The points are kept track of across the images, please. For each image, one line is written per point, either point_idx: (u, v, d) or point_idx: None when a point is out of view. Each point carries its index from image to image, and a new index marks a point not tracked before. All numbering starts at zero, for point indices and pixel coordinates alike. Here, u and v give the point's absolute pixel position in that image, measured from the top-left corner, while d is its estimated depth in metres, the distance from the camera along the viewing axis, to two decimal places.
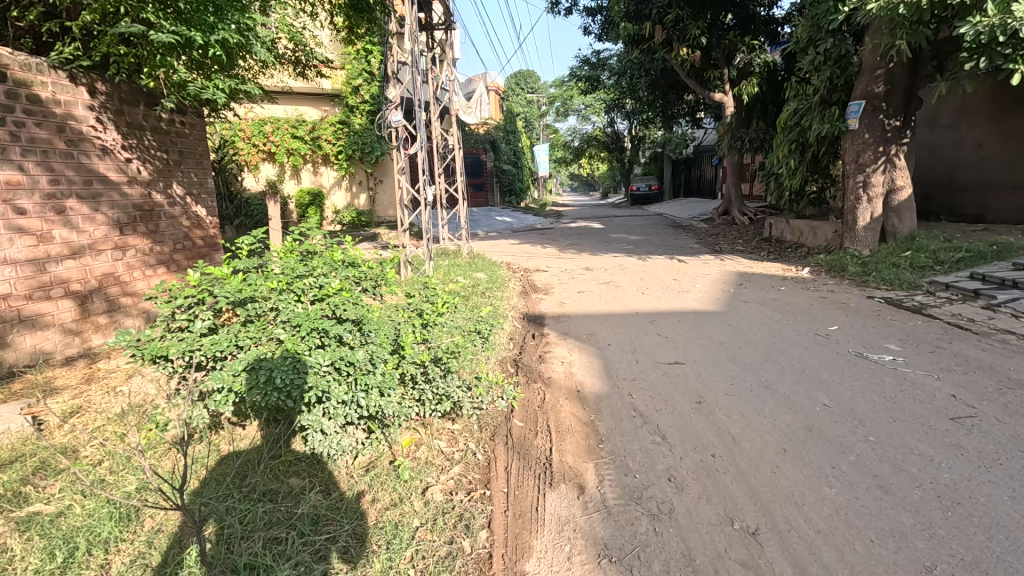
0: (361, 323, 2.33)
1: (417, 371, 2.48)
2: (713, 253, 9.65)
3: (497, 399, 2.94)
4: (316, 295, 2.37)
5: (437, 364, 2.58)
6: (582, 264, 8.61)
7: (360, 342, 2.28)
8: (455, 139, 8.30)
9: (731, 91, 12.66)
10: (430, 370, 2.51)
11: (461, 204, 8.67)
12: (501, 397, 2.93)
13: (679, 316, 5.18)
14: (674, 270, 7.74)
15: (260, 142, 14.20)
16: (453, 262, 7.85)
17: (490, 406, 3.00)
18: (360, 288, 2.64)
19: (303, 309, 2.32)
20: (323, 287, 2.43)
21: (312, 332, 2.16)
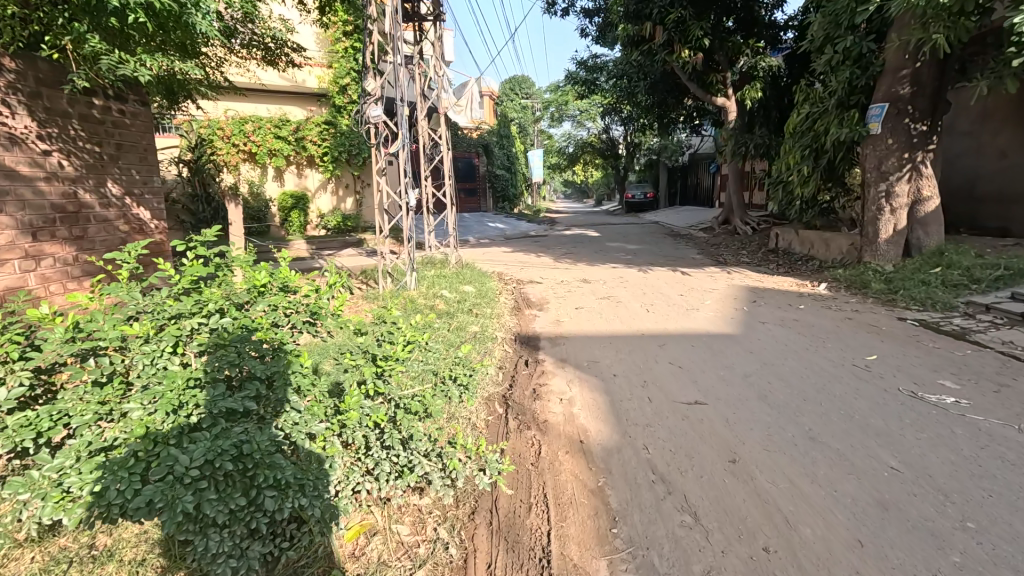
0: (271, 382, 1.81)
1: (372, 435, 2.04)
2: (717, 264, 9.09)
3: (478, 474, 2.25)
4: (202, 345, 1.80)
5: (396, 426, 2.10)
6: (579, 276, 8.01)
7: (273, 410, 1.80)
8: (444, 138, 7.66)
9: (734, 96, 12.17)
10: (386, 434, 2.05)
11: (451, 209, 8.04)
12: (482, 472, 2.24)
13: (692, 339, 4.57)
14: (678, 284, 7.16)
15: (240, 142, 13.45)
16: (440, 272, 7.23)
17: (467, 481, 2.26)
18: (283, 324, 2.07)
19: (178, 365, 1.79)
20: (218, 332, 1.87)
21: (178, 409, 1.59)
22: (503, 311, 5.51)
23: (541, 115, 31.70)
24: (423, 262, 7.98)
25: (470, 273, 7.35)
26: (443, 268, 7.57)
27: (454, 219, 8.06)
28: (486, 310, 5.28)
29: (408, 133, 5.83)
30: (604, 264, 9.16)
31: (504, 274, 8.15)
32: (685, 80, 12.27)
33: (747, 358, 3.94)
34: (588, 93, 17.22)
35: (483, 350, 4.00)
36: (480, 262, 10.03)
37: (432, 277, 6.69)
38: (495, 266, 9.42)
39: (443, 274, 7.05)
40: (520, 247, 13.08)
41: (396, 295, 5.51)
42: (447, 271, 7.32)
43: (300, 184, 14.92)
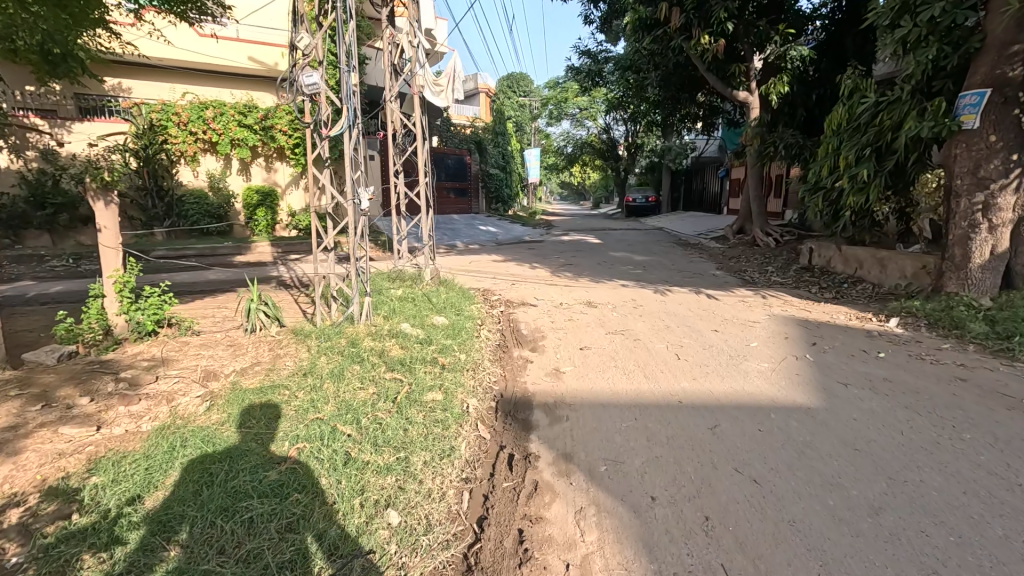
0: None
1: None
2: (744, 283, 7.71)
3: None
4: None
5: None
6: (582, 297, 6.60)
7: None
8: (420, 125, 6.19)
9: (757, 90, 10.79)
10: None
11: (425, 213, 6.59)
12: None
13: (754, 411, 3.14)
14: (707, 313, 5.74)
15: (199, 129, 11.87)
16: (409, 291, 5.78)
17: None
18: None
19: None
20: None
21: None
22: (483, 356, 4.06)
23: (538, 113, 30.22)
24: (391, 276, 6.53)
25: (447, 294, 5.91)
26: (414, 285, 6.13)
27: (429, 225, 6.61)
28: (459, 356, 3.84)
29: (358, 114, 4.34)
30: (610, 281, 7.76)
31: (490, 294, 6.72)
32: (702, 71, 10.84)
33: (855, 464, 2.52)
34: (590, 86, 15.78)
35: (442, 446, 2.53)
36: (463, 275, 8.60)
37: (396, 301, 5.26)
38: (479, 280, 7.98)
39: (411, 295, 5.60)
40: (513, 254, 11.63)
41: (339, 331, 4.07)
42: (417, 290, 5.88)
43: (268, 178, 13.47)
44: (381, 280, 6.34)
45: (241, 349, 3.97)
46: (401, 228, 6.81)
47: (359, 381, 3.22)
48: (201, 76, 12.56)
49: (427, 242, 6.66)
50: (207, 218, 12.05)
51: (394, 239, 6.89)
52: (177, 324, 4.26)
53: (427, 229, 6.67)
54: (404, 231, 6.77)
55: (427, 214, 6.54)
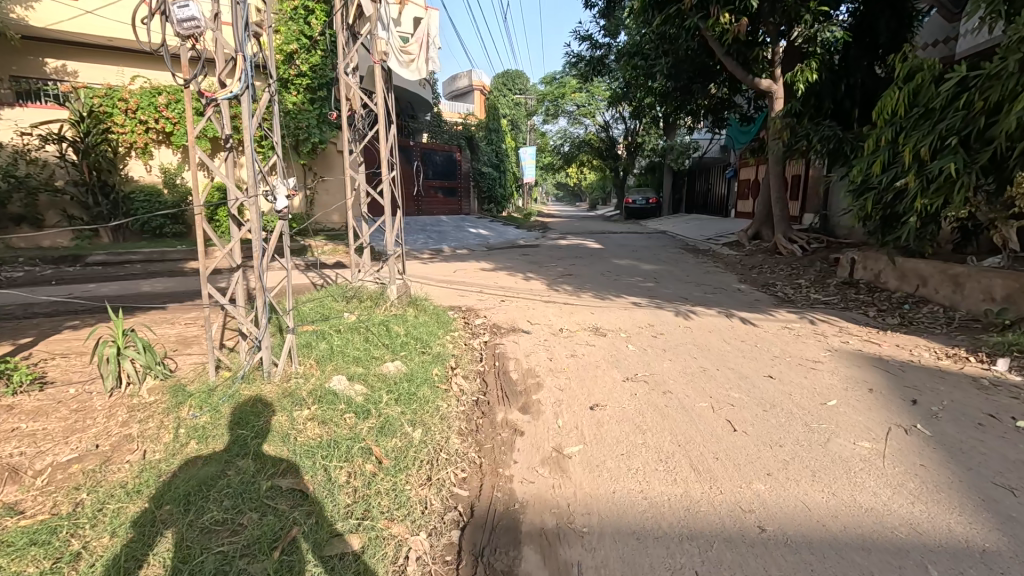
0: None
1: None
2: (780, 301, 6.44)
3: None
4: None
5: None
6: (588, 322, 5.29)
7: None
8: (381, 104, 4.89)
9: (782, 77, 9.53)
10: None
11: (389, 216, 5.23)
12: None
13: (894, 562, 1.85)
14: (749, 347, 4.47)
15: (150, 118, 10.52)
16: (364, 319, 4.43)
17: None
18: None
19: None
20: None
21: None
22: (449, 432, 2.75)
23: (533, 109, 28.88)
24: (345, 295, 5.17)
25: (414, 322, 4.56)
26: (374, 309, 4.78)
27: (392, 231, 5.24)
28: (412, 438, 2.54)
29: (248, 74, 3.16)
30: (620, 299, 6.46)
31: (471, 317, 5.39)
32: (720, 57, 9.55)
33: None
34: (591, 77, 14.50)
35: None
36: (443, 289, 7.26)
37: (342, 337, 3.92)
38: (461, 298, 6.64)
39: (365, 324, 4.27)
40: (505, 261, 10.30)
41: (234, 394, 2.72)
42: (376, 317, 4.54)
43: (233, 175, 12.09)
44: (332, 302, 4.98)
45: (79, 426, 2.57)
46: (361, 235, 5.47)
47: (230, 502, 1.92)
48: (153, 58, 11.29)
49: (391, 252, 5.30)
50: (159, 218, 10.68)
51: (351, 249, 5.51)
52: (7, 375, 2.96)
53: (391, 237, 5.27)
54: (365, 238, 5.42)
55: (392, 216, 5.19)
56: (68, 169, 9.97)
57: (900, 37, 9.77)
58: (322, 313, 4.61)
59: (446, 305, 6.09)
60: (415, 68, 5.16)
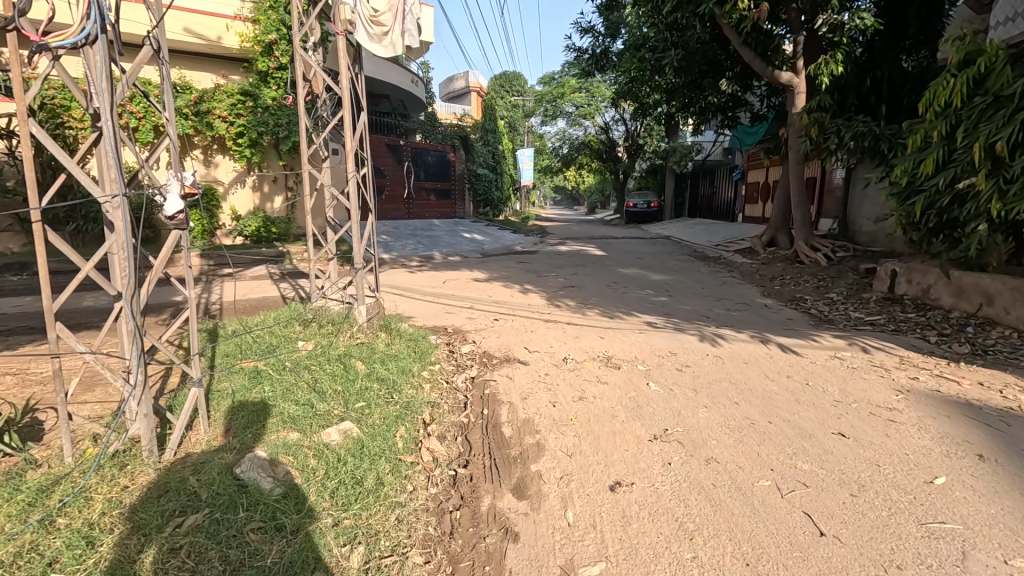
0: None
1: None
2: (817, 320, 5.56)
3: None
4: None
5: None
6: (598, 351, 4.39)
7: None
8: (346, 85, 3.99)
9: (805, 69, 8.66)
10: None
11: (357, 223, 4.27)
12: None
13: None
14: (802, 389, 3.57)
15: (112, 112, 9.57)
16: (320, 353, 3.55)
17: None
18: None
19: None
20: None
21: None
22: (410, 547, 1.88)
23: (532, 109, 27.62)
24: (302, 316, 4.27)
25: (382, 355, 3.67)
26: (334, 337, 3.89)
27: (361, 241, 4.30)
28: (347, 572, 1.69)
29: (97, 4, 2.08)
30: (631, 319, 5.57)
31: (457, 344, 4.50)
32: (736, 46, 8.65)
33: None
34: (593, 72, 13.65)
35: None
36: (427, 306, 6.35)
37: (282, 382, 3.02)
38: (447, 317, 5.73)
39: (318, 361, 3.38)
40: (500, 270, 9.38)
41: (83, 495, 1.87)
42: (336, 349, 3.65)
43: (206, 175, 11.13)
44: (285, 326, 4.08)
45: None
46: (322, 245, 4.52)
47: None
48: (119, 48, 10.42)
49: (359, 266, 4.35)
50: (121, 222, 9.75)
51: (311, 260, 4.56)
52: None
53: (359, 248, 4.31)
54: (328, 248, 4.47)
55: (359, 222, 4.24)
56: (19, 167, 9.02)
57: (931, 28, 9.01)
58: (268, 343, 3.72)
59: (428, 326, 5.18)
60: (389, 44, 4.24)
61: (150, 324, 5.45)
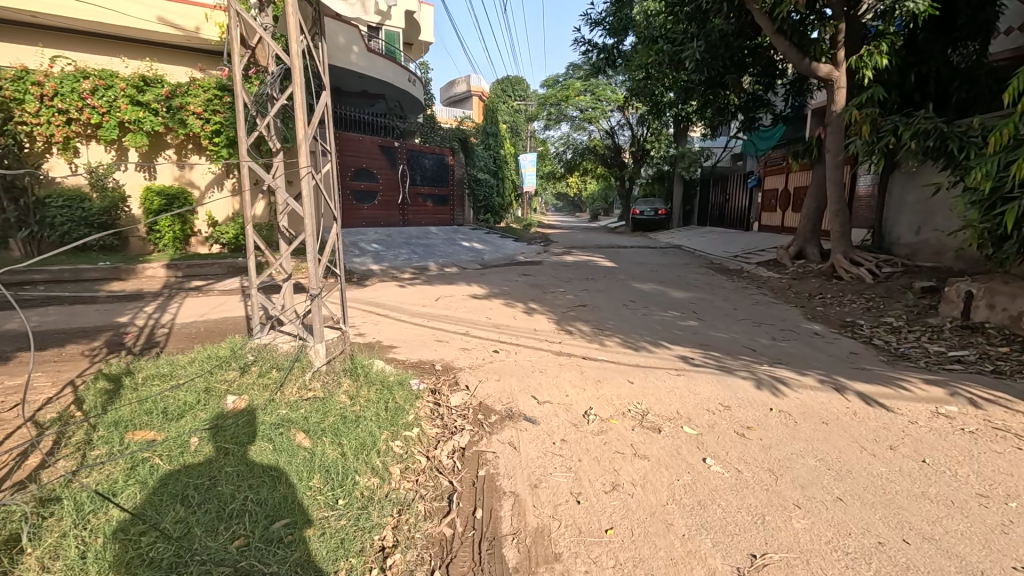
0: None
1: None
2: (889, 355, 4.55)
3: None
4: None
5: None
6: (629, 403, 3.38)
7: None
8: (297, 55, 3.00)
9: (845, 61, 7.69)
10: None
11: (314, 235, 3.20)
12: None
13: None
14: (921, 472, 2.56)
15: (72, 106, 8.65)
16: (249, 419, 2.57)
17: None
18: None
19: None
20: None
21: None
22: None
23: (534, 113, 26.61)
24: (240, 356, 3.28)
25: (336, 423, 2.69)
26: (278, 390, 2.91)
27: (317, 258, 3.24)
28: None
29: None
30: (662, 352, 4.56)
31: (445, 392, 3.50)
32: (768, 35, 7.65)
33: None
34: (603, 70, 12.70)
35: None
36: (415, 332, 5.35)
37: (170, 482, 2.02)
38: (435, 348, 4.73)
39: (243, 436, 2.41)
40: (501, 284, 8.38)
41: None
42: (274, 412, 2.66)
43: (180, 177, 10.20)
44: (214, 370, 3.10)
45: None
46: (271, 261, 3.47)
47: None
48: (83, 38, 9.44)
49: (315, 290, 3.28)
50: (81, 228, 8.79)
51: (254, 280, 3.49)
52: None
53: (314, 266, 3.24)
54: (279, 266, 3.42)
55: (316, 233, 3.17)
56: None
57: (982, 18, 7.87)
58: (181, 401, 2.70)
59: (412, 363, 4.16)
60: None
61: (72, 355, 4.45)
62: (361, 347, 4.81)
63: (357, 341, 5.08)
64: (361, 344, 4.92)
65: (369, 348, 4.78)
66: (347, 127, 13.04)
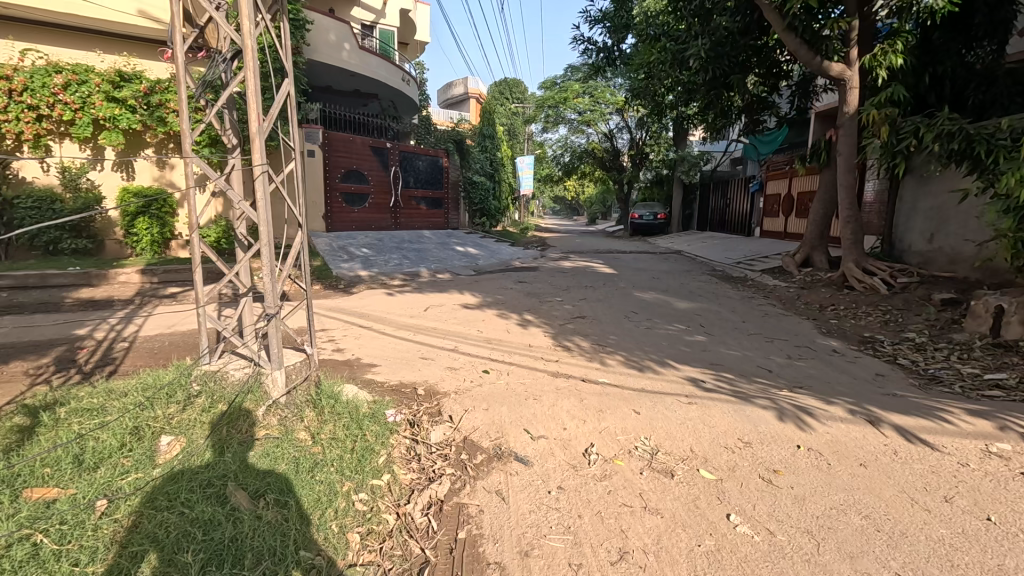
0: None
1: None
2: (920, 378, 4.12)
3: None
4: None
5: None
6: (636, 440, 2.94)
7: None
8: (251, 35, 2.58)
9: (858, 59, 7.31)
10: None
11: (270, 244, 2.75)
12: None
13: None
14: (994, 536, 2.12)
15: (41, 102, 8.09)
16: (179, 472, 2.13)
17: None
18: None
19: None
20: None
21: None
22: None
23: (531, 115, 26.23)
24: (187, 385, 2.84)
25: (287, 473, 2.25)
26: (224, 428, 2.48)
27: (275, 272, 2.79)
28: None
29: None
30: (669, 374, 4.13)
31: (425, 424, 3.06)
32: (777, 32, 7.27)
33: None
34: (604, 69, 12.28)
35: None
36: (399, 348, 4.91)
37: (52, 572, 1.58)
38: (420, 368, 4.29)
39: (163, 498, 1.96)
40: (495, 292, 7.95)
41: None
42: (212, 461, 2.23)
43: (161, 178, 9.75)
44: (152, 402, 2.65)
45: None
46: (224, 273, 3.03)
47: None
48: (57, 32, 8.91)
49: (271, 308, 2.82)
50: (52, 231, 8.33)
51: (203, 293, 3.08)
52: None
53: (270, 280, 2.79)
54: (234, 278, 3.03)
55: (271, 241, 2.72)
56: None
57: (999, 17, 7.45)
58: (100, 446, 2.25)
59: (392, 387, 3.72)
60: None
61: (13, 376, 3.98)
62: (338, 366, 4.37)
63: (334, 358, 4.64)
64: (338, 363, 4.48)
65: (346, 367, 4.34)
66: (339, 126, 12.69)
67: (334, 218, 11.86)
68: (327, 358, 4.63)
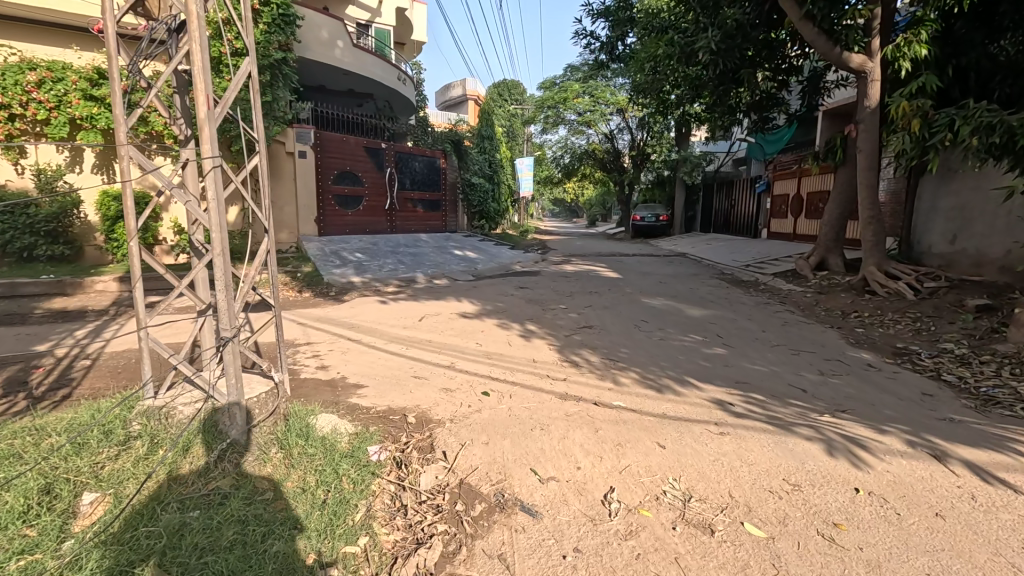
0: None
1: None
2: (974, 399, 3.66)
3: None
4: None
5: None
6: (663, 483, 2.49)
7: None
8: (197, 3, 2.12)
9: (879, 50, 6.88)
10: None
11: (224, 254, 2.30)
12: None
13: None
14: None
15: (14, 101, 7.66)
16: (89, 553, 1.67)
17: None
18: None
19: None
20: None
21: None
22: None
23: (531, 116, 25.80)
24: (130, 421, 2.39)
25: (233, 545, 1.78)
26: (166, 486, 2.03)
27: (231, 291, 2.34)
28: None
29: None
30: (691, 396, 3.67)
31: (414, 465, 2.60)
32: (793, 21, 6.84)
33: None
34: (608, 65, 11.84)
35: None
36: (390, 364, 4.45)
37: None
38: (411, 389, 3.83)
39: None
40: (494, 299, 7.49)
41: None
42: (136, 535, 1.76)
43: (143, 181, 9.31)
44: (82, 446, 2.21)
45: None
46: (174, 289, 2.59)
47: None
48: (32, 28, 8.49)
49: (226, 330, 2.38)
50: (25, 237, 7.87)
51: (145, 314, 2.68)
52: None
53: (225, 298, 2.34)
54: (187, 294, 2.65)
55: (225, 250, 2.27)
56: None
57: None
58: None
59: (379, 415, 3.25)
60: None
61: None
62: (320, 387, 3.91)
63: (317, 376, 4.18)
64: (320, 382, 4.02)
65: (329, 388, 3.88)
66: (332, 126, 12.29)
67: (327, 221, 11.44)
68: (309, 377, 4.18)
